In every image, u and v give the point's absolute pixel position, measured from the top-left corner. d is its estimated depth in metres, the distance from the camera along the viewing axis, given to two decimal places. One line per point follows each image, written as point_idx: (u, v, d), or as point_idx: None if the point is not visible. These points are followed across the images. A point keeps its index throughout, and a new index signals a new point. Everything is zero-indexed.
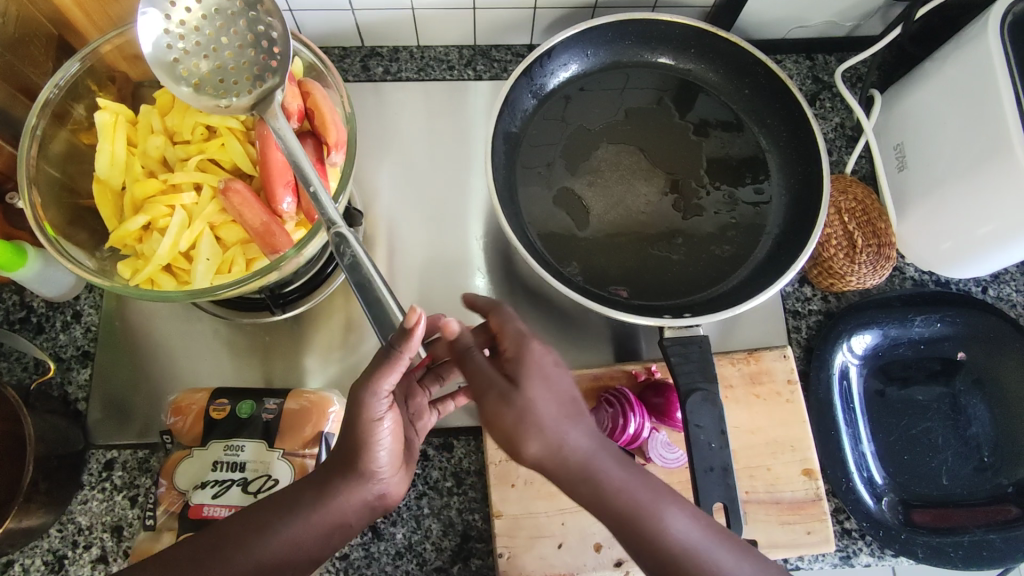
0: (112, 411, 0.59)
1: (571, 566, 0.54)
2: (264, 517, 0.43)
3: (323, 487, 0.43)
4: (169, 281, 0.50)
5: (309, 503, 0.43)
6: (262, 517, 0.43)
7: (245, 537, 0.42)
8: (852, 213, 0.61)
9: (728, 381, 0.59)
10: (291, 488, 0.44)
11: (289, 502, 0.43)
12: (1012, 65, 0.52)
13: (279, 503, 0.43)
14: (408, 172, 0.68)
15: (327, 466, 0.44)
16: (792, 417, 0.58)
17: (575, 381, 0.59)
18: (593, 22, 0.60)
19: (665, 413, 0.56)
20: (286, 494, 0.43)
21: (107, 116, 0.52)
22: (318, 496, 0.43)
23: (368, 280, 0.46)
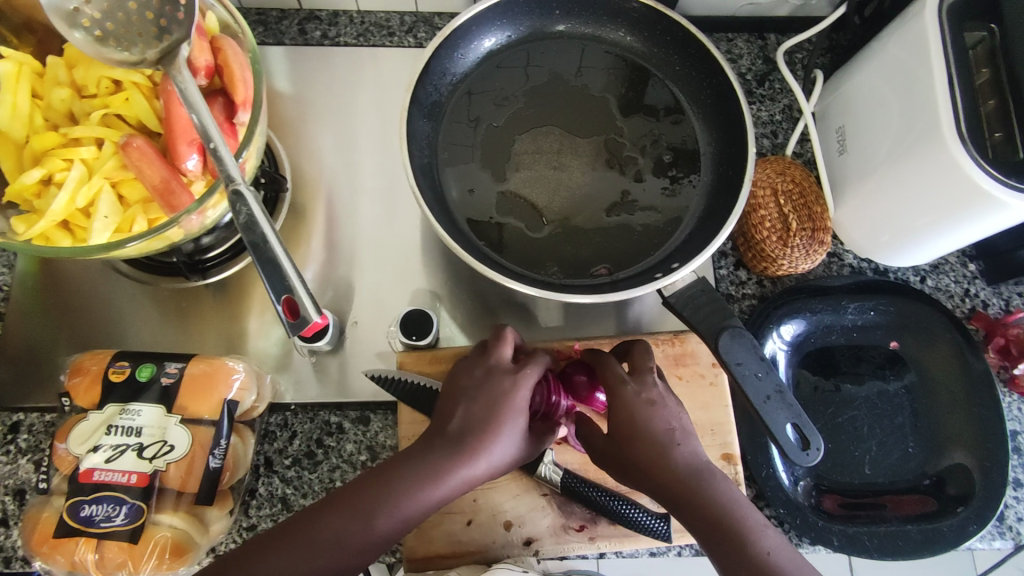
0: (23, 373, 0.58)
1: (480, 541, 0.54)
2: (357, 505, 0.42)
3: (433, 475, 0.43)
4: (64, 237, 0.48)
5: (414, 495, 0.43)
6: (351, 507, 0.42)
7: (373, 499, 0.43)
8: (788, 194, 0.59)
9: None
10: (391, 473, 0.44)
11: (385, 493, 0.43)
12: (948, 47, 0.51)
13: (398, 468, 0.44)
14: (341, 139, 0.66)
15: (437, 457, 0.44)
16: (714, 401, 0.58)
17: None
18: None
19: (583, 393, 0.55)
20: (387, 480, 0.43)
21: (10, 65, 0.50)
22: (423, 485, 0.43)
23: (262, 239, 0.44)
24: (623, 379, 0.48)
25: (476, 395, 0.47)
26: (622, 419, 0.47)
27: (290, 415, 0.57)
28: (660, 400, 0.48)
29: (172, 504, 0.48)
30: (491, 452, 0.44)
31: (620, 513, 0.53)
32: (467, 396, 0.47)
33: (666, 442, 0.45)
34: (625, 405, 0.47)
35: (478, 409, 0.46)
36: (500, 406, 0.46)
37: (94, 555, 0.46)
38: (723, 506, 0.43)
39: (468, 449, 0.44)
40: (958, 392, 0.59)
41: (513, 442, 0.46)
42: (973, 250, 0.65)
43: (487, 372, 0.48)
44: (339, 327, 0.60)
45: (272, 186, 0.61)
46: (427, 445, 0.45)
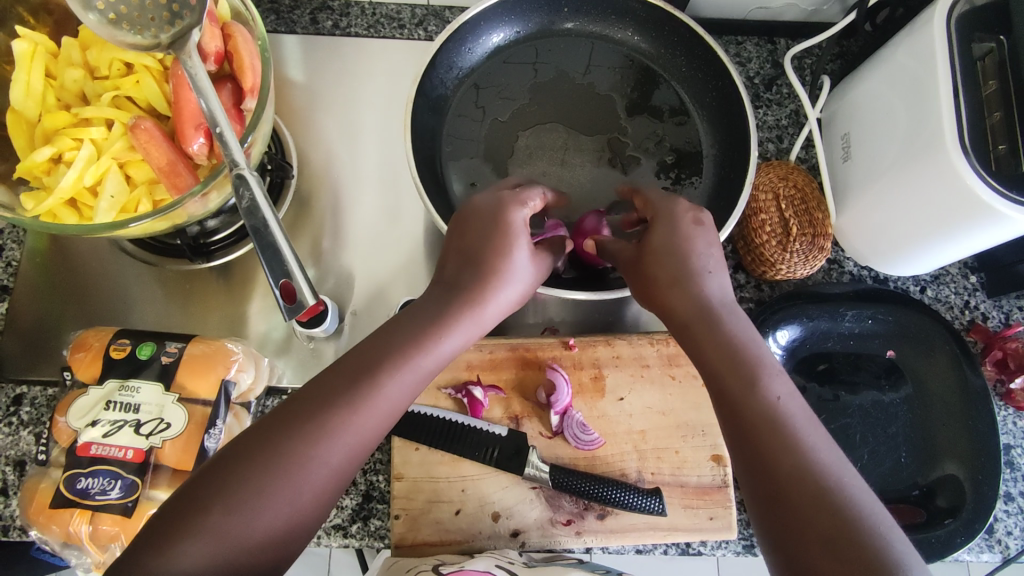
0: (28, 348, 0.59)
1: (468, 530, 0.54)
2: (351, 379, 0.41)
3: (430, 325, 0.44)
4: (70, 215, 0.49)
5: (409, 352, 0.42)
6: (339, 395, 0.40)
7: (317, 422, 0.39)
8: (790, 200, 0.59)
9: (645, 361, 0.59)
10: (393, 331, 0.43)
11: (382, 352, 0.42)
12: (954, 57, 0.51)
13: (358, 374, 0.41)
14: (348, 129, 0.67)
15: (438, 301, 0.46)
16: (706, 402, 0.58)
17: (493, 353, 0.58)
18: None
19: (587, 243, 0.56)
20: (386, 341, 0.43)
21: (26, 44, 0.51)
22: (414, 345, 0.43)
23: (263, 224, 0.44)
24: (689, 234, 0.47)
25: (479, 227, 0.48)
26: (675, 302, 0.45)
27: (286, 399, 0.58)
28: (727, 288, 0.46)
29: (167, 481, 0.50)
30: (491, 288, 0.46)
31: (610, 499, 0.54)
32: (461, 233, 0.49)
33: (734, 348, 0.42)
34: (675, 288, 0.45)
35: (476, 238, 0.48)
36: (499, 257, 0.47)
37: (88, 527, 0.47)
38: (795, 452, 0.37)
39: (471, 286, 0.46)
40: (953, 404, 0.59)
41: (521, 280, 0.48)
42: (975, 262, 0.64)
43: (480, 209, 0.50)
44: (339, 313, 0.61)
45: (279, 173, 0.62)
46: (432, 291, 0.47)
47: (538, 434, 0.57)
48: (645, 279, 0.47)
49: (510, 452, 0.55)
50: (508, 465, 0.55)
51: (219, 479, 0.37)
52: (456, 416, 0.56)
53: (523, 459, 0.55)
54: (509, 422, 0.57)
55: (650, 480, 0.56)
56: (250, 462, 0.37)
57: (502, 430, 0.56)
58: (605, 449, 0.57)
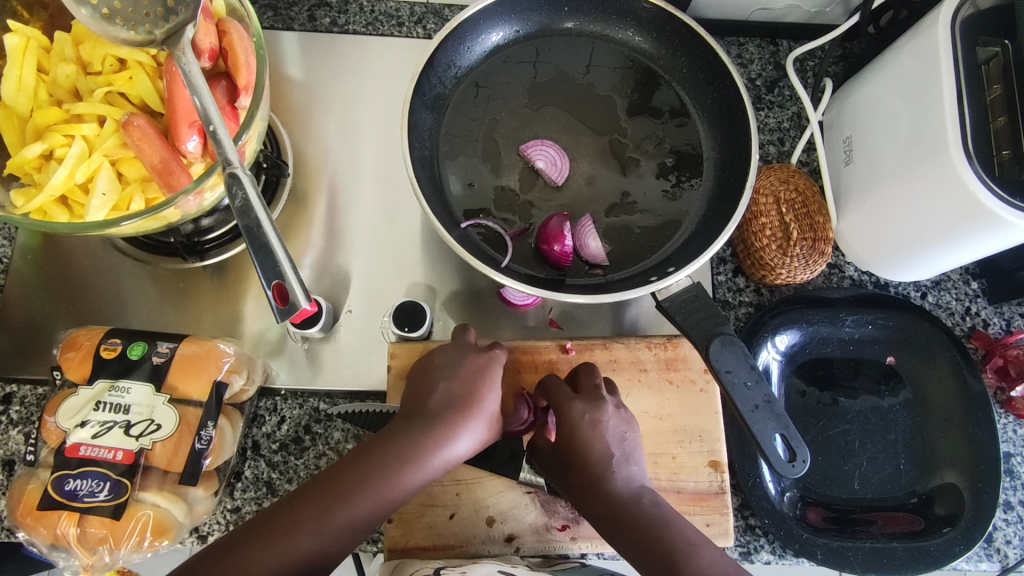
0: (17, 346, 0.58)
1: (462, 534, 0.54)
2: (340, 485, 0.44)
3: (407, 456, 0.44)
4: (61, 212, 0.49)
5: (383, 479, 0.44)
6: (336, 487, 0.43)
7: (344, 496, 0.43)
8: (791, 203, 0.58)
9: (643, 365, 0.58)
10: (372, 452, 0.45)
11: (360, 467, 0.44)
12: (959, 61, 0.50)
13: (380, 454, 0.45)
14: (345, 127, 0.66)
15: (415, 436, 0.45)
16: (704, 407, 0.58)
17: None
18: None
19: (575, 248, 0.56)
20: (369, 462, 0.44)
21: (17, 39, 0.50)
22: (399, 467, 0.44)
23: (256, 224, 0.43)
24: (569, 398, 0.50)
25: (451, 373, 0.48)
26: (589, 504, 0.48)
27: (279, 400, 0.58)
28: (604, 421, 0.49)
29: (157, 483, 0.49)
30: (465, 427, 0.46)
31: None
32: (444, 377, 0.48)
33: (596, 465, 0.48)
34: (587, 476, 0.48)
35: (459, 387, 0.47)
36: (474, 401, 0.47)
37: (76, 529, 0.46)
38: (650, 522, 0.46)
39: (451, 418, 0.46)
40: (952, 411, 0.58)
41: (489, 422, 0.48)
42: (977, 268, 0.64)
43: (453, 359, 0.49)
44: (333, 314, 0.60)
45: (275, 171, 0.61)
46: (409, 422, 0.46)
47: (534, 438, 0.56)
48: (564, 477, 0.49)
49: (504, 456, 0.54)
50: (503, 469, 0.54)
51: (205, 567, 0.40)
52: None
53: (519, 463, 0.54)
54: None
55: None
56: (271, 533, 0.42)
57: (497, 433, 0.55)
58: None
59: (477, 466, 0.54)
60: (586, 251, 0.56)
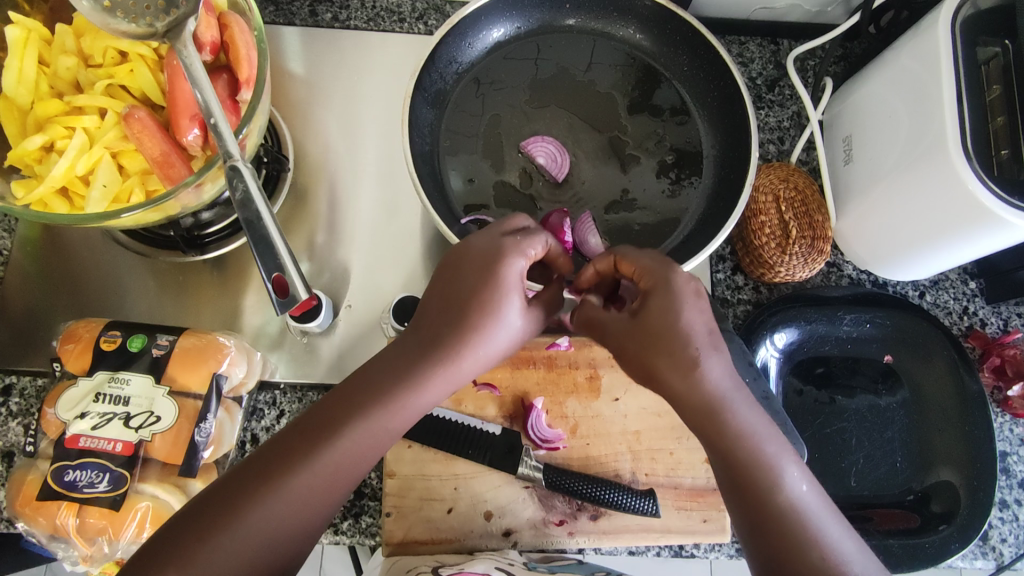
0: (17, 339, 0.58)
1: (460, 529, 0.54)
2: (332, 415, 0.40)
3: (409, 377, 0.41)
4: (61, 205, 0.49)
5: (384, 402, 0.40)
6: (333, 421, 0.40)
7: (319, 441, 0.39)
8: (790, 202, 0.59)
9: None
10: (373, 377, 0.41)
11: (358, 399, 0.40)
12: (959, 61, 0.50)
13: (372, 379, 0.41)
14: (346, 122, 0.66)
15: (419, 354, 0.42)
16: None
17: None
18: None
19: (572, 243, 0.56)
20: (341, 409, 0.40)
21: (18, 31, 0.50)
22: (398, 389, 0.40)
23: (256, 217, 0.44)
24: (659, 290, 0.41)
25: (456, 278, 0.43)
26: (680, 391, 0.39)
27: (279, 394, 0.58)
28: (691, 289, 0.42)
29: (156, 476, 0.49)
30: (478, 335, 0.42)
31: (602, 500, 0.53)
32: (450, 278, 0.44)
33: (683, 349, 0.39)
34: (675, 364, 0.39)
35: (457, 304, 0.42)
36: (487, 312, 0.42)
37: (75, 520, 0.46)
38: (744, 438, 0.38)
39: (460, 326, 0.42)
40: (949, 410, 0.59)
41: (518, 313, 0.43)
42: (974, 268, 0.64)
43: (463, 250, 0.44)
44: (333, 308, 0.60)
45: (276, 165, 0.61)
46: (417, 333, 0.43)
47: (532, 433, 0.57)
48: (644, 358, 0.40)
49: (502, 451, 0.55)
50: (501, 464, 0.54)
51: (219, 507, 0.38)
52: (450, 413, 0.56)
53: (517, 458, 0.54)
54: (503, 421, 0.57)
55: (644, 482, 0.56)
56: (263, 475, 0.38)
57: (495, 429, 0.56)
58: (598, 450, 0.56)
59: (476, 461, 0.55)
60: (585, 247, 0.56)
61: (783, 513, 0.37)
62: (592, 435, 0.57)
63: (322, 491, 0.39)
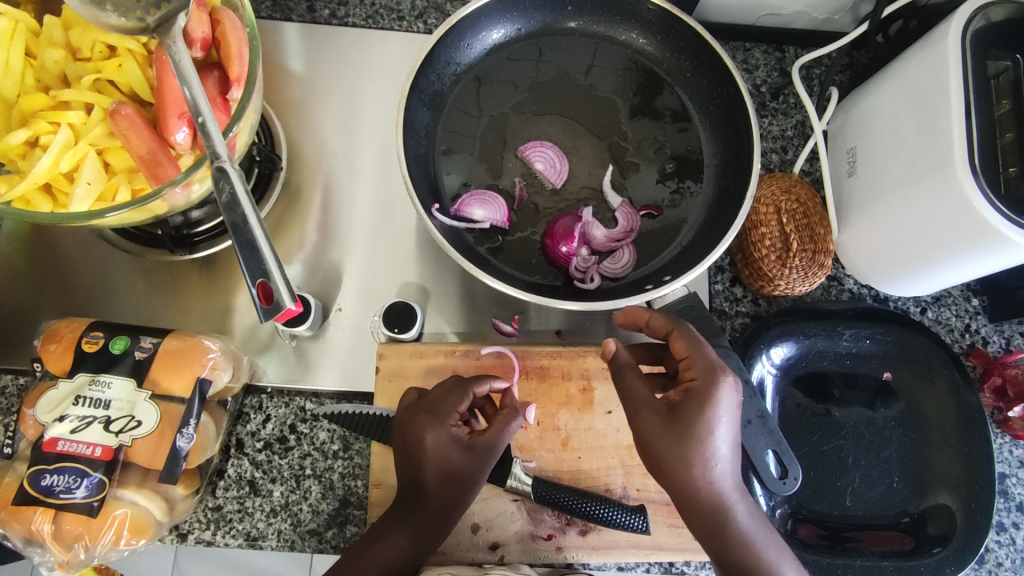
0: (1, 336, 0.57)
1: (446, 540, 0.53)
2: (376, 532, 0.47)
3: (433, 504, 0.45)
4: (44, 202, 0.48)
5: (424, 533, 0.46)
6: (389, 543, 0.46)
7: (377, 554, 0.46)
8: (792, 214, 0.57)
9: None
10: (420, 490, 0.46)
11: (385, 547, 0.46)
12: (968, 75, 0.49)
13: (416, 477, 0.46)
14: (341, 121, 0.65)
15: (432, 494, 0.45)
16: None
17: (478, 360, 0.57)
18: None
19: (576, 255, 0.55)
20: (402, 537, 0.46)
21: (4, 22, 0.49)
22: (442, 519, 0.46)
23: (242, 220, 0.42)
24: (712, 373, 0.41)
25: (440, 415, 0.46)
26: (686, 496, 0.41)
27: (265, 398, 0.57)
28: (732, 407, 0.41)
29: (136, 481, 0.48)
30: (486, 458, 0.45)
31: (593, 516, 0.52)
32: (432, 412, 0.46)
33: (707, 447, 0.40)
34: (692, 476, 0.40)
35: (455, 428, 0.46)
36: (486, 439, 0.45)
37: (51, 526, 0.45)
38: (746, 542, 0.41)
39: (456, 473, 0.45)
40: (948, 430, 0.58)
41: (513, 440, 0.47)
42: (978, 284, 0.63)
43: (417, 433, 0.45)
44: (323, 311, 0.59)
45: (268, 165, 0.60)
46: (433, 469, 0.45)
47: (522, 443, 0.55)
48: (663, 465, 0.40)
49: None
50: (490, 475, 0.53)
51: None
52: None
53: (506, 469, 0.53)
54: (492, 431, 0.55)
55: (635, 497, 0.55)
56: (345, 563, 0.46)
57: None
58: (590, 463, 0.55)
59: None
60: (593, 242, 0.55)
61: None
62: (584, 448, 0.55)
63: None
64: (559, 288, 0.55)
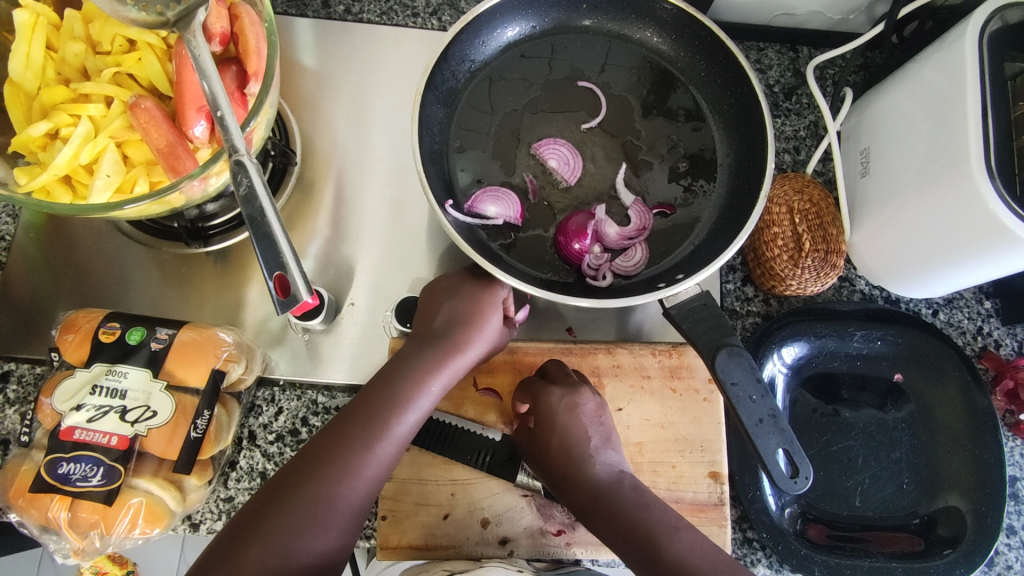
0: (17, 325, 0.58)
1: (457, 535, 0.53)
2: (340, 443, 0.46)
3: (416, 381, 0.49)
4: (64, 193, 0.48)
5: (379, 431, 0.47)
6: (351, 437, 0.46)
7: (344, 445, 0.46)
8: (804, 214, 0.57)
9: (646, 371, 0.57)
10: (403, 367, 0.50)
11: (356, 435, 0.46)
12: (984, 76, 0.49)
13: (393, 370, 0.50)
14: (355, 117, 0.65)
15: (424, 366, 0.50)
16: (708, 417, 0.57)
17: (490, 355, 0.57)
18: None
19: (586, 250, 0.55)
20: (375, 403, 0.48)
21: (26, 15, 0.49)
22: (413, 393, 0.49)
23: (259, 213, 0.43)
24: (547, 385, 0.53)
25: (451, 299, 0.54)
26: (570, 489, 0.49)
27: (277, 391, 0.57)
28: (581, 407, 0.52)
29: (151, 470, 0.48)
30: (472, 341, 0.52)
31: None
32: (445, 299, 0.54)
33: (574, 453, 0.50)
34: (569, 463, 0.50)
35: (458, 308, 0.53)
36: (477, 316, 0.53)
37: (67, 514, 0.46)
38: (634, 515, 0.46)
39: (453, 343, 0.51)
40: (958, 432, 0.57)
41: (489, 340, 0.53)
42: (991, 287, 0.63)
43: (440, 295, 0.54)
44: (335, 306, 0.59)
45: (282, 159, 0.61)
46: (421, 344, 0.51)
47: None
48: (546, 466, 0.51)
49: (502, 457, 0.54)
50: (500, 470, 0.54)
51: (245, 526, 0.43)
52: (448, 416, 0.55)
53: (516, 465, 0.54)
54: (504, 427, 0.56)
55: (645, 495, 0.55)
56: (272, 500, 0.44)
57: (495, 434, 0.55)
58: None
59: (475, 467, 0.54)
60: (606, 239, 0.56)
61: (671, 564, 0.43)
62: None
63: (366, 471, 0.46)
64: (571, 285, 0.55)
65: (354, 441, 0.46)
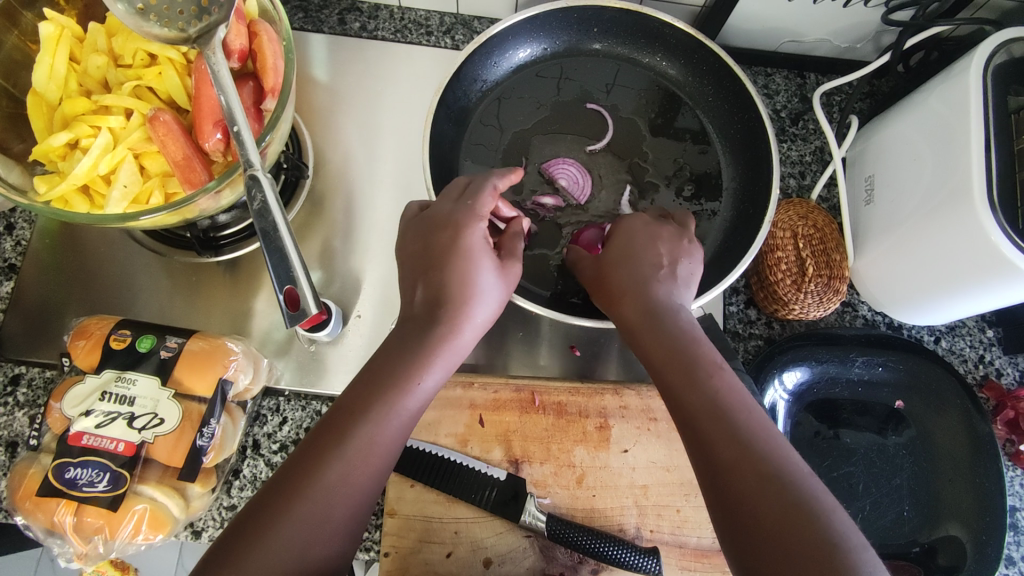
0: (28, 330, 0.59)
1: (456, 554, 0.54)
2: (353, 404, 0.42)
3: (402, 378, 0.42)
4: (82, 202, 0.49)
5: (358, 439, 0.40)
6: (322, 456, 0.39)
7: (295, 484, 0.39)
8: (808, 239, 0.58)
9: (653, 414, 0.58)
10: (380, 372, 0.43)
11: (365, 414, 0.41)
12: (989, 109, 0.50)
13: (372, 373, 0.43)
14: (367, 132, 0.67)
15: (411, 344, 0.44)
16: None
17: (497, 392, 0.58)
18: (546, 6, 0.59)
19: None
20: (337, 430, 0.40)
21: (51, 28, 0.50)
22: (395, 395, 0.42)
23: (272, 227, 0.44)
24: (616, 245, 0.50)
25: (430, 258, 0.46)
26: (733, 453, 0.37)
27: (283, 400, 0.58)
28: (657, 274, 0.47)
29: (156, 476, 0.49)
30: (466, 308, 0.45)
31: (604, 556, 0.52)
32: (422, 255, 0.46)
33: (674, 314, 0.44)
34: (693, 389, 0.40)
35: (435, 267, 0.45)
36: (464, 288, 0.45)
37: (73, 518, 0.46)
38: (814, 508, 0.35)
39: (440, 321, 0.44)
40: (960, 459, 0.57)
41: (490, 296, 0.46)
42: (993, 316, 0.63)
43: (431, 223, 0.47)
44: (342, 317, 0.60)
45: (294, 173, 0.61)
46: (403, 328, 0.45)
47: (538, 478, 0.56)
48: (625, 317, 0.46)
49: (507, 496, 0.54)
50: (504, 510, 0.54)
51: (280, 487, 0.39)
52: (454, 453, 0.55)
53: (520, 506, 0.54)
54: (508, 466, 0.56)
55: (648, 538, 0.55)
56: (247, 536, 0.37)
57: (499, 474, 0.55)
58: (604, 502, 0.55)
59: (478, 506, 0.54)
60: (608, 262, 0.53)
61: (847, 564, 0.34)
62: (599, 486, 0.56)
63: (331, 509, 0.39)
64: (575, 304, 0.56)
65: (308, 468, 0.39)
